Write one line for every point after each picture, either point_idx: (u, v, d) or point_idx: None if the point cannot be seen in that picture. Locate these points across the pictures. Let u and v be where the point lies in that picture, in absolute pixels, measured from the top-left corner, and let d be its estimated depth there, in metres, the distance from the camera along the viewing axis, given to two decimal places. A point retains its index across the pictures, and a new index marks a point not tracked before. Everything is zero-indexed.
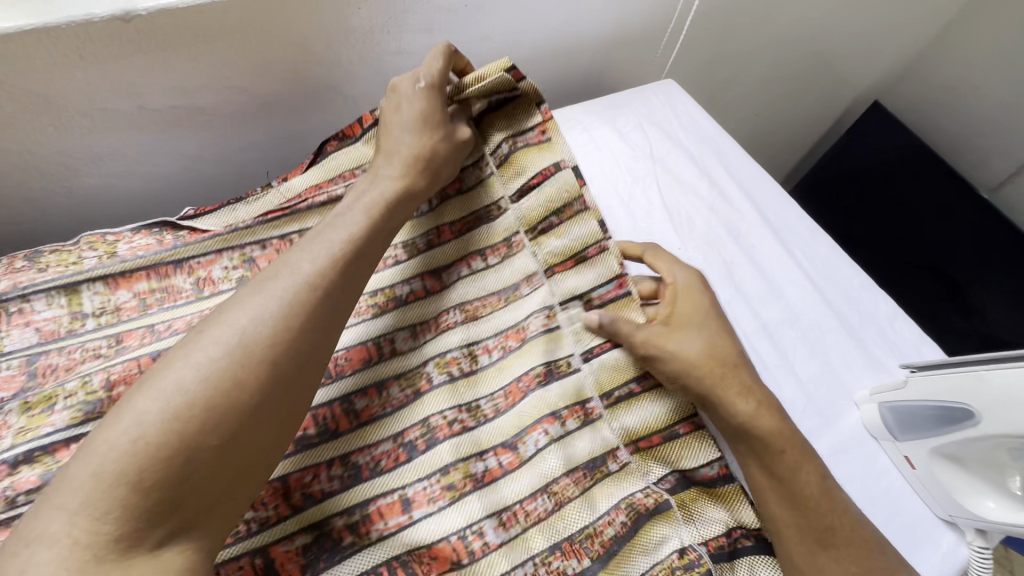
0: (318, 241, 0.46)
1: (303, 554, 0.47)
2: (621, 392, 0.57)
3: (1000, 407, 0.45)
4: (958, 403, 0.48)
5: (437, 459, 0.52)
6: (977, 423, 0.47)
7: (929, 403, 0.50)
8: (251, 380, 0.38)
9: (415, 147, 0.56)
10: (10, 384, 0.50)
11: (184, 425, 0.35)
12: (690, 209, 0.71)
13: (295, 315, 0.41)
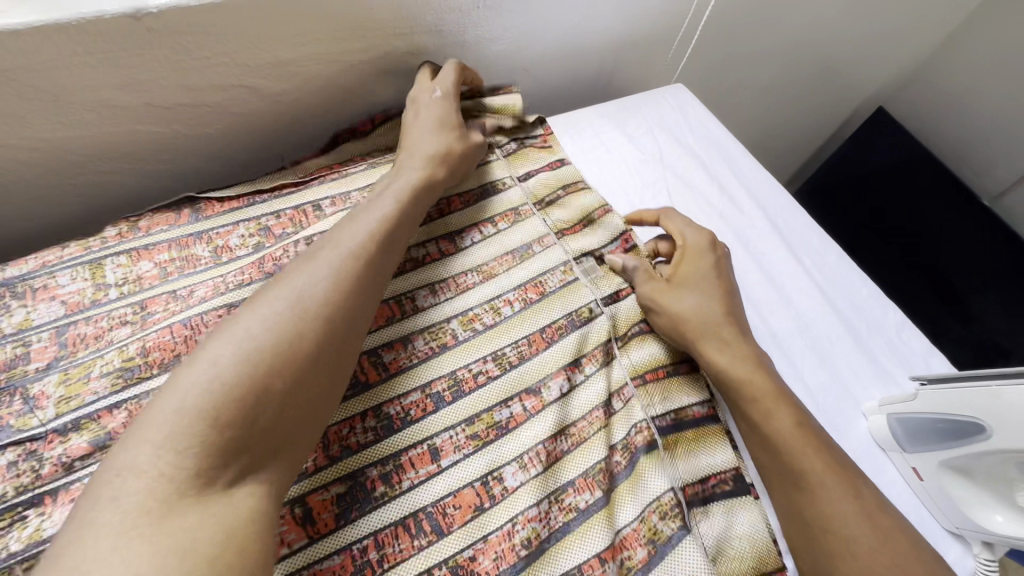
0: (358, 220, 0.50)
1: (336, 503, 0.45)
2: (631, 332, 0.61)
3: (1008, 423, 0.45)
4: (969, 417, 0.48)
5: (462, 410, 0.51)
6: (988, 437, 0.47)
7: (939, 416, 0.50)
8: (311, 334, 0.40)
9: (439, 144, 0.59)
10: (41, 354, 0.49)
11: (255, 370, 0.37)
12: (701, 215, 0.71)
13: (349, 274, 0.45)
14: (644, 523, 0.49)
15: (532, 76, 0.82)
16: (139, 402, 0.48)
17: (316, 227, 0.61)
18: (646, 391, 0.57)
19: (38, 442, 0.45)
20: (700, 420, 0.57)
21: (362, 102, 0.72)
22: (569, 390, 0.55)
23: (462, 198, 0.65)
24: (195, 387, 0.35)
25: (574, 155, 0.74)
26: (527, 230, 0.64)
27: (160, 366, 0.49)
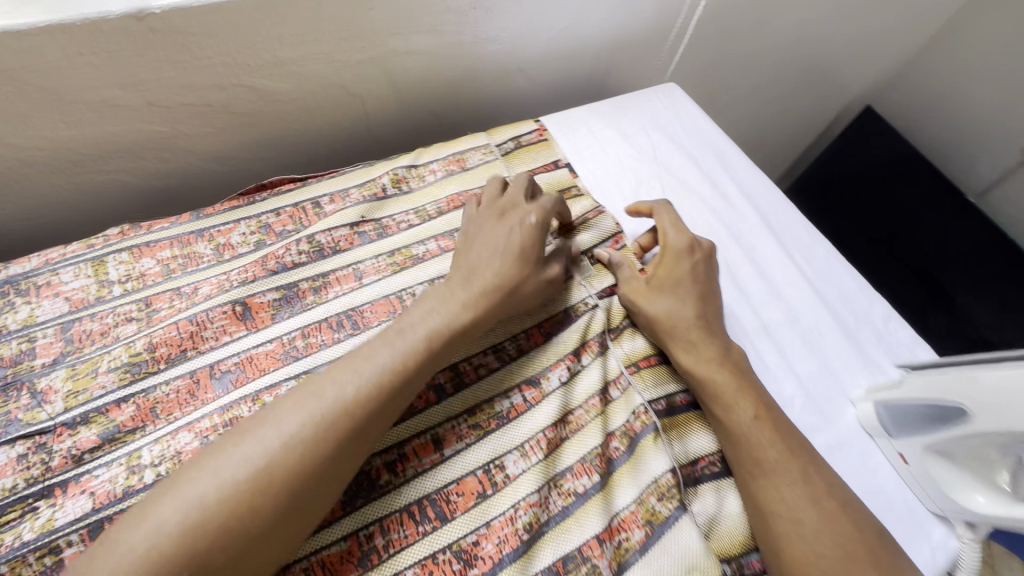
0: (363, 360, 0.45)
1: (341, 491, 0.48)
2: (623, 325, 0.62)
3: (989, 408, 0.46)
4: (953, 403, 0.49)
5: (464, 400, 0.54)
6: (970, 421, 0.48)
7: (925, 402, 0.52)
8: (269, 494, 0.39)
9: (500, 276, 0.53)
10: (47, 350, 0.50)
11: (204, 529, 0.37)
12: (694, 211, 0.73)
13: (337, 425, 0.42)
14: (641, 505, 0.51)
15: (527, 77, 0.83)
16: (146, 395, 0.49)
17: (317, 225, 0.62)
18: (639, 379, 0.58)
19: (47, 435, 0.46)
20: (689, 407, 0.59)
21: (361, 103, 0.72)
22: (569, 380, 0.57)
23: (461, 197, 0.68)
24: (168, 519, 0.37)
25: (569, 152, 0.76)
26: None
27: (167, 361, 0.51)
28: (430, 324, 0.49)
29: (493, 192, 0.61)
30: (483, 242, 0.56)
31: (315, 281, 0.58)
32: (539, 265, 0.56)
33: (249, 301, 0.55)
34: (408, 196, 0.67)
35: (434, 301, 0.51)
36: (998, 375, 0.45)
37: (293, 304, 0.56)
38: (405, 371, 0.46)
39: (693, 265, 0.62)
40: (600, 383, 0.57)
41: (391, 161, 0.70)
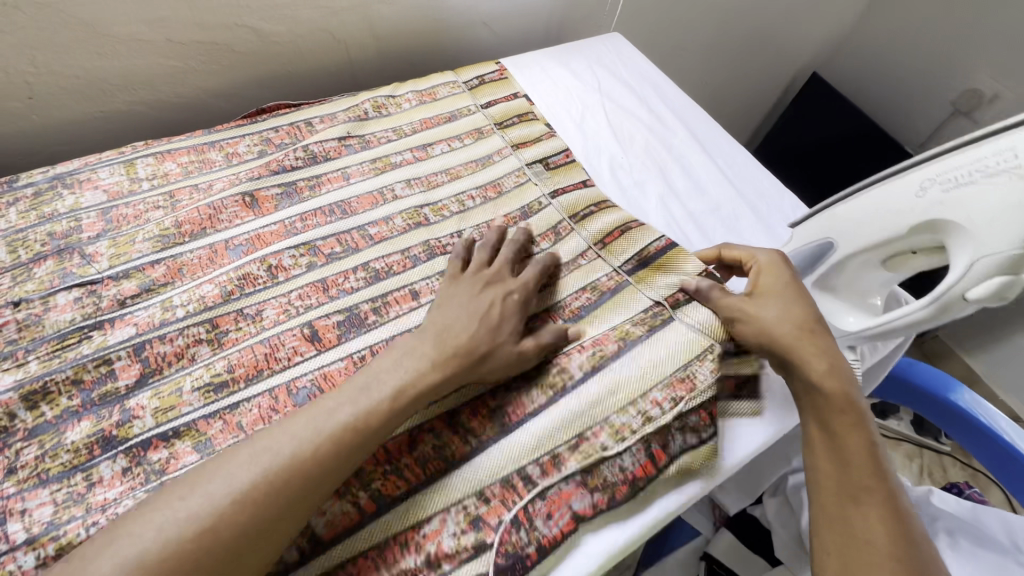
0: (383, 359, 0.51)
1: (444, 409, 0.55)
2: (585, 212, 0.74)
3: (846, 232, 0.57)
4: (822, 239, 0.61)
5: (436, 266, 0.67)
6: (836, 248, 0.59)
7: (802, 249, 0.63)
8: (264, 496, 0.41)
9: (471, 342, 0.53)
10: (92, 227, 0.61)
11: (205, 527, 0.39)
12: (631, 129, 0.85)
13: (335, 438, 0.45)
14: (616, 330, 0.62)
15: (489, 30, 0.97)
16: (175, 259, 0.61)
17: (309, 139, 0.74)
18: (607, 252, 0.69)
19: (97, 284, 0.58)
20: (662, 252, 0.69)
21: (345, 49, 0.85)
22: None
23: (433, 121, 0.81)
24: (193, 506, 0.40)
25: (525, 86, 0.88)
26: (485, 147, 0.80)
27: (190, 235, 0.63)
28: (397, 379, 0.49)
29: (482, 260, 0.62)
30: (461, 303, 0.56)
31: (310, 181, 0.71)
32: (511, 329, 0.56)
33: (256, 194, 0.68)
34: (387, 118, 0.80)
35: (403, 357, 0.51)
36: (848, 205, 0.57)
37: (292, 197, 0.69)
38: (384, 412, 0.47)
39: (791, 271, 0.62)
40: (570, 256, 0.69)
41: (372, 92, 0.83)
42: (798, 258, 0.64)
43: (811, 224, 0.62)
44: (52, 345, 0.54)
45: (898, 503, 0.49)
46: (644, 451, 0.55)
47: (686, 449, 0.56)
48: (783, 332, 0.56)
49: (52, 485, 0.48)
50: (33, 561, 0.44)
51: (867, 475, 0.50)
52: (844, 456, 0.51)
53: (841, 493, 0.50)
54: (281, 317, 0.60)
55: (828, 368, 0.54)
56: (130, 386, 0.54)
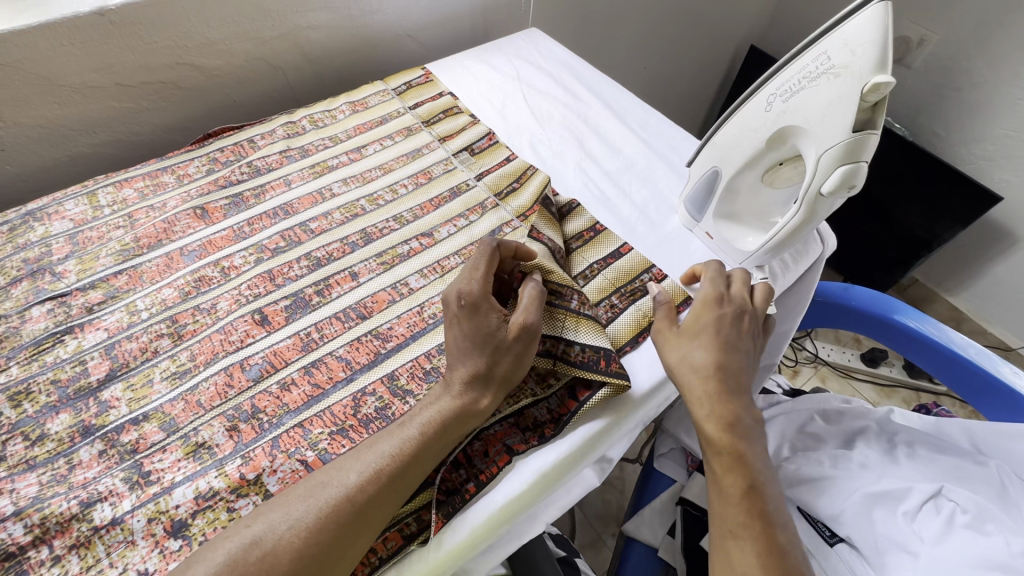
0: (371, 451, 0.50)
1: (504, 440, 0.58)
2: (507, 189, 0.80)
3: (726, 157, 0.65)
4: (709, 170, 0.68)
5: (373, 250, 0.72)
6: (719, 174, 0.67)
7: (695, 182, 0.71)
8: None
9: (472, 365, 0.55)
10: (60, 250, 0.69)
11: None
12: (549, 108, 0.92)
13: (295, 541, 0.45)
14: None
15: (415, 41, 1.06)
16: (135, 268, 0.68)
17: (252, 154, 0.82)
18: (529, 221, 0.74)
19: (67, 295, 0.65)
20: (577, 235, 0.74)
21: (282, 75, 0.94)
22: (456, 230, 0.75)
23: (366, 126, 0.88)
24: None
25: (449, 84, 0.96)
26: (414, 141, 0.86)
27: (148, 247, 0.70)
28: (346, 478, 0.48)
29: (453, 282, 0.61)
30: (430, 414, 0.53)
31: (255, 190, 0.78)
32: (486, 334, 0.55)
33: (206, 206, 0.75)
34: (323, 129, 0.87)
35: (362, 453, 0.50)
36: (723, 133, 0.66)
37: (239, 206, 0.75)
38: (336, 514, 0.46)
39: (720, 316, 0.60)
40: (497, 224, 0.75)
41: (309, 109, 0.90)
42: (695, 193, 0.72)
43: (700, 160, 0.70)
44: (30, 350, 0.61)
45: (774, 538, 0.50)
46: (568, 393, 0.61)
47: (606, 384, 0.60)
48: (684, 373, 0.57)
49: (39, 469, 0.53)
50: (22, 529, 0.49)
51: (744, 511, 0.51)
52: (725, 492, 0.53)
53: (723, 528, 0.52)
54: (233, 306, 0.66)
55: (711, 409, 0.55)
56: (101, 380, 0.59)
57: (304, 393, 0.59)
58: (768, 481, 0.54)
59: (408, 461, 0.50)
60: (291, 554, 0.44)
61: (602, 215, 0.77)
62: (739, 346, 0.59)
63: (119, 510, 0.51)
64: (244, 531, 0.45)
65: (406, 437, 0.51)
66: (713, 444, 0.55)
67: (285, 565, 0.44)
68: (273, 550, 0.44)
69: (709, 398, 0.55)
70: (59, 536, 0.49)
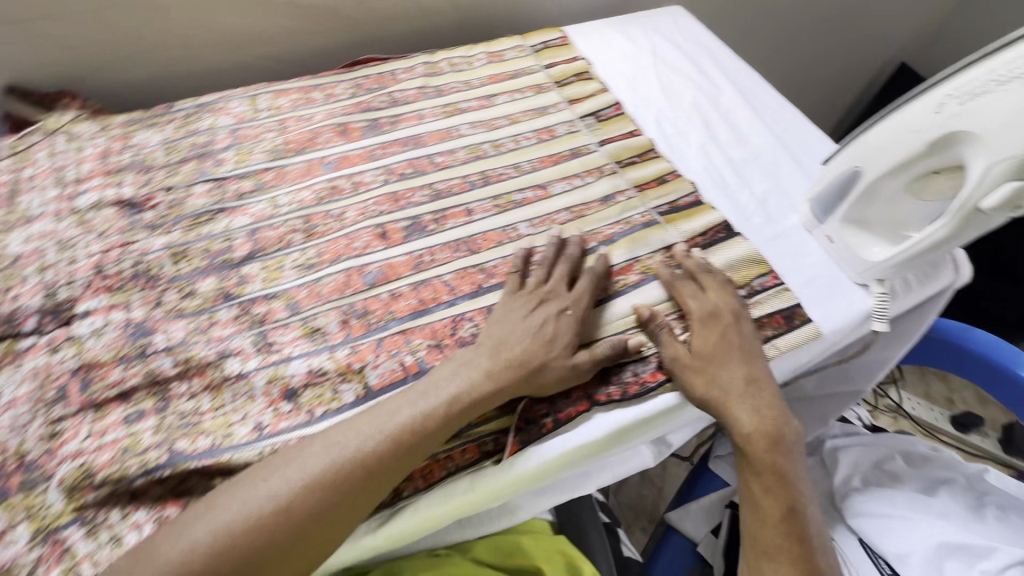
0: (388, 412, 0.52)
1: (586, 392, 0.60)
2: (630, 160, 0.80)
3: (872, 158, 0.62)
4: (849, 171, 0.66)
5: (489, 192, 0.75)
6: (859, 175, 0.64)
7: (830, 181, 0.69)
8: (266, 527, 0.46)
9: (524, 360, 0.57)
10: (223, 141, 0.77)
11: (232, 543, 0.45)
12: (681, 87, 0.90)
13: (326, 484, 0.48)
14: (640, 262, 0.69)
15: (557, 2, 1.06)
16: (282, 168, 0.75)
17: (392, 86, 0.87)
18: (643, 195, 0.76)
19: (224, 180, 0.73)
20: (693, 205, 0.75)
21: (428, 16, 0.99)
22: (572, 188, 0.77)
23: (499, 77, 0.90)
24: (225, 521, 0.46)
25: (584, 49, 0.96)
26: (543, 99, 0.87)
27: (295, 152, 0.77)
28: (456, 386, 0.54)
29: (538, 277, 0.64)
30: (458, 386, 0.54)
31: (391, 118, 0.82)
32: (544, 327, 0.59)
33: (347, 125, 0.81)
34: (459, 72, 0.90)
35: (330, 448, 0.50)
36: (874, 132, 0.63)
37: (376, 129, 0.81)
38: (363, 462, 0.49)
39: (721, 333, 0.61)
40: (611, 190, 0.77)
41: (448, 52, 0.93)
42: (827, 192, 0.69)
43: (839, 160, 0.68)
44: (190, 220, 0.69)
45: (814, 559, 0.53)
46: (656, 362, 0.62)
47: None
48: (714, 395, 0.58)
49: (187, 318, 0.61)
50: (171, 363, 0.58)
51: (782, 534, 0.53)
52: (761, 514, 0.55)
53: (756, 549, 0.54)
54: (359, 217, 0.71)
55: (751, 430, 0.57)
56: (243, 257, 0.67)
57: (411, 305, 0.64)
58: (804, 498, 0.55)
59: (374, 468, 0.50)
60: (319, 495, 0.48)
61: (718, 202, 0.76)
62: (758, 352, 0.61)
63: (246, 367, 0.58)
64: (212, 514, 0.46)
65: (388, 429, 0.51)
66: (760, 464, 0.56)
67: (314, 503, 0.47)
68: (308, 486, 0.48)
69: (748, 415, 0.57)
70: (197, 376, 0.57)
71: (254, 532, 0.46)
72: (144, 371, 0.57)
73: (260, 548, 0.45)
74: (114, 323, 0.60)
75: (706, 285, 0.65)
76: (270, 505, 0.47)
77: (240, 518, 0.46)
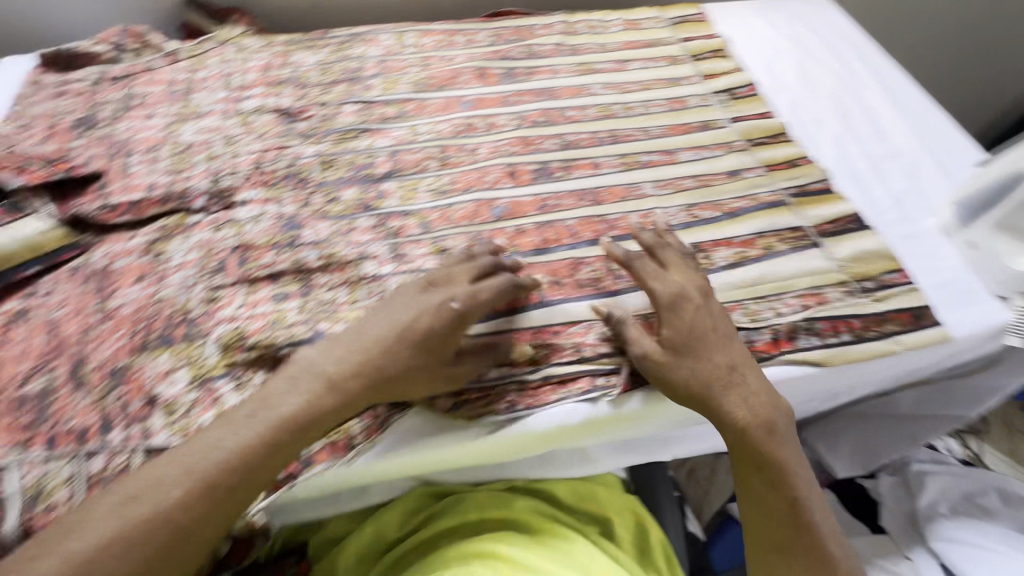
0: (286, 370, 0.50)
1: None
2: (761, 140, 0.79)
3: None
4: (1010, 176, 0.64)
5: (616, 150, 0.76)
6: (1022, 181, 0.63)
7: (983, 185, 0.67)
8: (190, 489, 0.43)
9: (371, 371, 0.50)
10: (372, 69, 0.82)
11: (150, 509, 0.42)
12: (820, 75, 0.88)
13: (258, 440, 0.46)
14: (763, 239, 0.69)
15: None
16: (423, 100, 0.79)
17: (530, 39, 0.89)
18: (772, 175, 0.75)
19: (371, 104, 0.78)
20: (824, 192, 0.74)
21: None
22: (699, 159, 0.77)
23: (634, 44, 0.91)
24: (157, 479, 0.44)
25: (722, 28, 0.95)
26: (676, 71, 0.87)
27: (436, 87, 0.81)
28: None
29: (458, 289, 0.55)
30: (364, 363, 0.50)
31: (527, 69, 0.85)
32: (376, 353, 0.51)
33: (485, 70, 0.84)
34: (596, 35, 0.91)
35: (299, 379, 0.49)
36: None
37: (512, 77, 0.83)
38: (286, 422, 0.47)
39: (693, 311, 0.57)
40: (739, 167, 0.76)
41: (586, 14, 0.95)
42: (978, 196, 0.67)
43: (999, 164, 0.66)
44: (339, 135, 0.74)
45: (825, 549, 0.52)
46: (771, 334, 0.62)
47: (812, 348, 0.61)
48: (709, 388, 0.54)
49: (331, 219, 0.66)
50: (316, 256, 0.62)
51: (791, 526, 0.52)
52: (764, 508, 0.53)
53: (763, 544, 0.53)
54: (491, 155, 0.74)
55: (748, 423, 0.54)
56: (383, 174, 0.71)
57: (534, 242, 0.66)
58: (806, 483, 0.54)
59: (305, 422, 0.48)
60: (251, 449, 0.46)
61: (849, 193, 0.74)
62: (734, 338, 0.58)
63: (382, 270, 0.62)
64: (141, 482, 0.44)
65: (350, 368, 0.50)
66: (756, 457, 0.54)
67: (243, 459, 0.45)
68: (238, 439, 0.46)
69: (743, 406, 0.54)
70: (338, 271, 0.62)
71: (179, 495, 0.43)
72: (293, 259, 0.62)
73: (177, 517, 0.43)
74: (268, 214, 0.66)
75: (669, 263, 0.60)
76: (199, 460, 0.45)
77: (167, 482, 0.44)
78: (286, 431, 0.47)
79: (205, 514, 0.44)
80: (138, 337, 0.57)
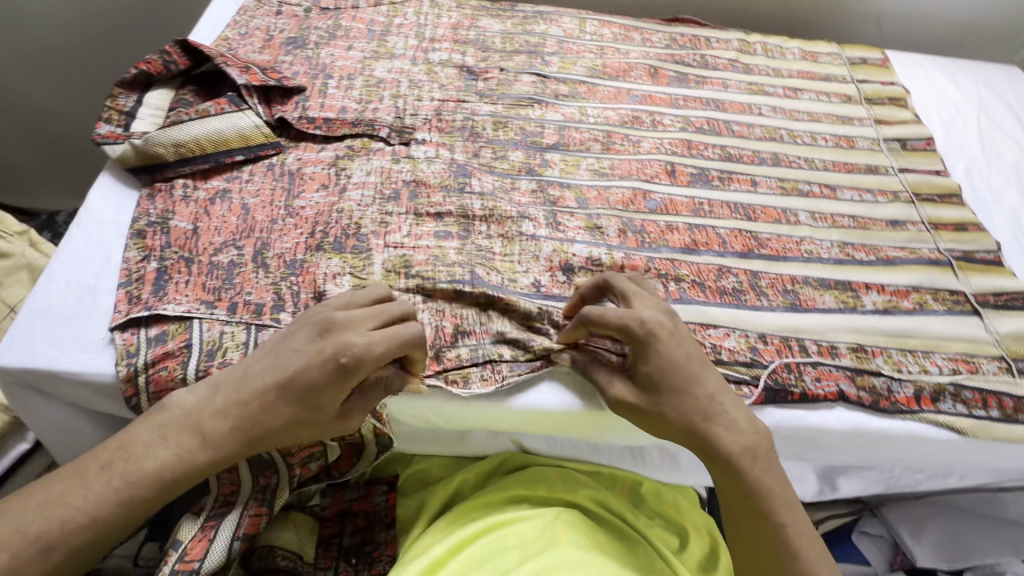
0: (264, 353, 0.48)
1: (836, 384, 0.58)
2: (929, 196, 0.76)
3: None
4: None
5: (776, 173, 0.76)
6: None
7: None
8: (165, 456, 0.45)
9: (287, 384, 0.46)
10: (551, 47, 0.86)
11: (131, 468, 0.44)
12: (1004, 145, 0.84)
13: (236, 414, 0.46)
14: (917, 293, 0.67)
15: None
16: (595, 85, 0.82)
17: (705, 50, 0.90)
18: (937, 233, 0.72)
19: (547, 78, 0.81)
20: (989, 262, 0.70)
21: None
22: (860, 200, 0.75)
23: (809, 75, 0.89)
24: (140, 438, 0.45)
25: (903, 78, 0.92)
26: (849, 110, 0.85)
27: (609, 76, 0.83)
28: None
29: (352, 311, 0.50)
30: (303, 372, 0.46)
31: (698, 78, 0.86)
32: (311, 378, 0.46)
33: (658, 69, 0.85)
34: (771, 59, 0.91)
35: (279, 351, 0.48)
36: None
37: (683, 82, 0.84)
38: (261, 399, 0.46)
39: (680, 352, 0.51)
40: (902, 218, 0.74)
41: (764, 36, 0.94)
42: None
43: None
44: (513, 100, 0.78)
45: None
46: (913, 389, 0.59)
47: (956, 414, 0.58)
48: (694, 428, 0.50)
49: (496, 175, 0.70)
50: (479, 205, 0.66)
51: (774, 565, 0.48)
52: (750, 542, 0.50)
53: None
54: (653, 150, 0.75)
55: (737, 452, 0.50)
56: (549, 145, 0.74)
57: (683, 241, 0.67)
58: (793, 518, 0.49)
59: (279, 412, 0.46)
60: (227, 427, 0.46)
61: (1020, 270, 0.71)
62: (710, 373, 0.52)
63: (537, 232, 0.65)
64: (125, 442, 0.45)
65: (315, 360, 0.46)
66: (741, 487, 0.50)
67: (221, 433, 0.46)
68: (219, 411, 0.46)
69: (722, 430, 0.50)
70: (497, 224, 0.65)
71: (162, 462, 0.45)
72: (459, 203, 0.66)
73: (151, 485, 0.44)
74: (442, 157, 0.70)
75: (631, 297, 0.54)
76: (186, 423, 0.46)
77: (153, 448, 0.45)
78: (257, 416, 0.46)
79: (176, 477, 0.45)
80: (315, 238, 0.62)
